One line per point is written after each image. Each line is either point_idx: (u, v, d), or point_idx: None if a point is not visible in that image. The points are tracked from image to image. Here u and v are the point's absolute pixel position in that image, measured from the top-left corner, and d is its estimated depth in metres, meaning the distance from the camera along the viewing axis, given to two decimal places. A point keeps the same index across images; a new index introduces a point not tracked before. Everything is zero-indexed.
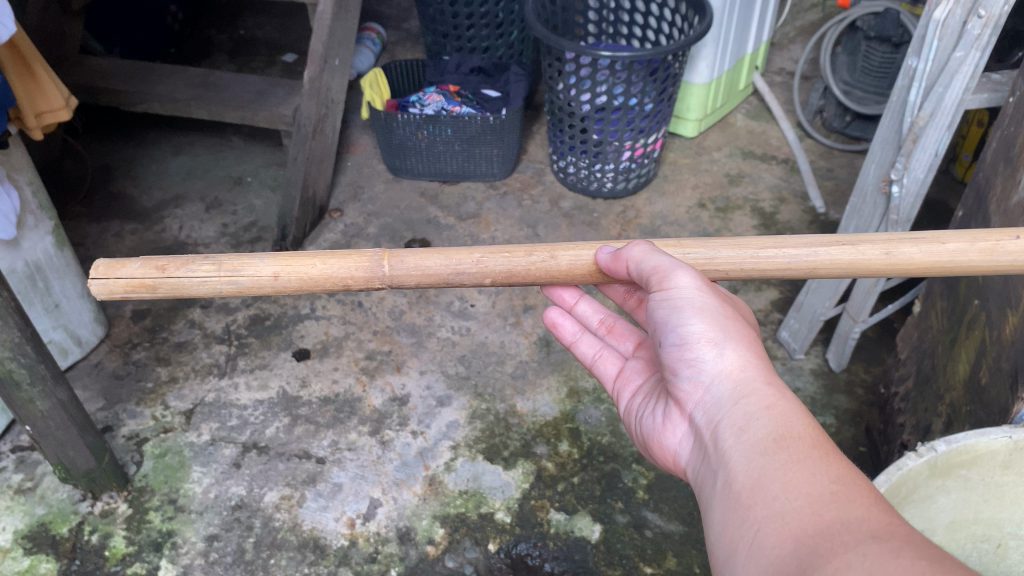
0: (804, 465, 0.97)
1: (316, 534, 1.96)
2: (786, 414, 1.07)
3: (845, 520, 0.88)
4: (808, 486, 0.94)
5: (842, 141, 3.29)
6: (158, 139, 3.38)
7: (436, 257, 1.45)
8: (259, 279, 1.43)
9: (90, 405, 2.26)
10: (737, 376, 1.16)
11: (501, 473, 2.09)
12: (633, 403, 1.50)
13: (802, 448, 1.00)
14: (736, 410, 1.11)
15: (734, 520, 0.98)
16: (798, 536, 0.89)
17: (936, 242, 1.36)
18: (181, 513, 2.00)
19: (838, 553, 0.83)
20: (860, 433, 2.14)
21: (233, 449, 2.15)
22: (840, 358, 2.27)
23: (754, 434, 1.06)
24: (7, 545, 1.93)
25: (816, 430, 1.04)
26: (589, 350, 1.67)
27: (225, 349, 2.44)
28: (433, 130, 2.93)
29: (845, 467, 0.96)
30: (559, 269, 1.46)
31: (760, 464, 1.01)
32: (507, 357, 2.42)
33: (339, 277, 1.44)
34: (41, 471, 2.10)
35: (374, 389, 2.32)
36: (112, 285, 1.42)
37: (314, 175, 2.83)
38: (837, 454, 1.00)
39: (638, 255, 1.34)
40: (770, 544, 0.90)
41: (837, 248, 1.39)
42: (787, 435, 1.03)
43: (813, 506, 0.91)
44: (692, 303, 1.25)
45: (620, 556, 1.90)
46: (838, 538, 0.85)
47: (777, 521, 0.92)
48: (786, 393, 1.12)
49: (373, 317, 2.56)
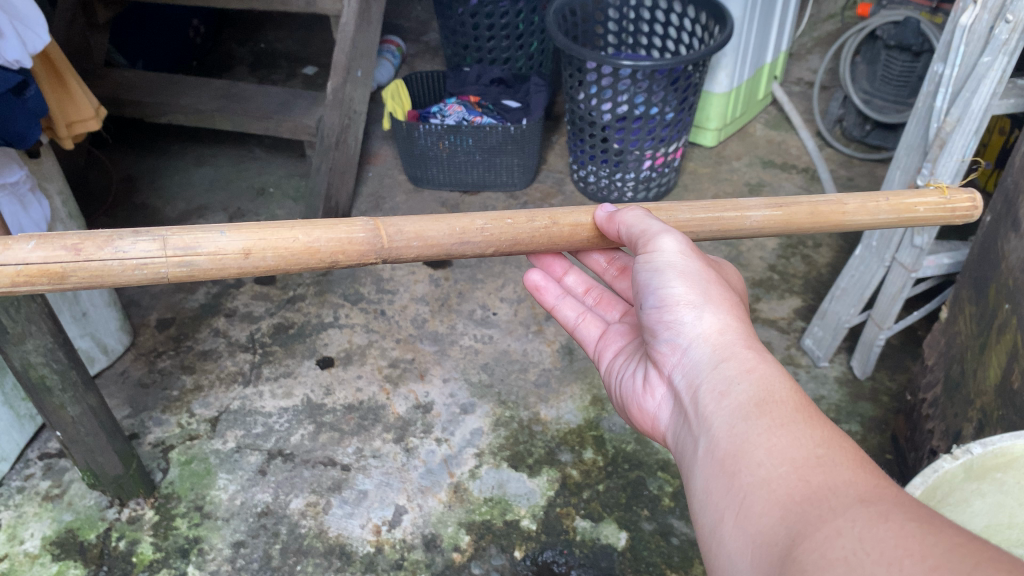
0: (788, 429, 0.93)
1: (342, 541, 1.96)
2: (766, 377, 1.04)
3: (834, 485, 0.83)
4: (793, 451, 0.90)
5: (862, 150, 3.30)
6: (181, 150, 3.42)
7: (437, 227, 1.41)
8: (222, 255, 1.27)
9: (117, 412, 2.28)
10: (715, 339, 1.15)
11: (526, 480, 2.09)
12: (614, 362, 1.52)
13: (786, 413, 0.96)
14: (717, 375, 1.09)
15: (719, 487, 0.95)
16: (785, 503, 0.85)
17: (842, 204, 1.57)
18: (207, 520, 2.01)
19: (828, 519, 0.79)
20: (887, 440, 2.13)
21: (258, 456, 2.16)
22: (865, 366, 2.27)
23: (733, 399, 1.03)
24: (35, 551, 1.94)
25: (796, 393, 1.01)
26: (572, 313, 1.68)
27: (250, 357, 2.46)
28: (455, 140, 2.95)
29: (831, 431, 0.92)
30: (561, 232, 1.50)
31: (741, 429, 0.98)
32: (531, 365, 2.43)
33: (327, 251, 1.33)
34: (69, 477, 2.11)
35: (398, 396, 2.33)
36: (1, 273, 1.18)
37: (337, 185, 2.85)
38: (820, 418, 0.96)
39: (632, 220, 1.41)
40: (757, 512, 0.87)
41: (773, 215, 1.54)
42: (769, 399, 1.00)
43: (800, 472, 0.87)
44: (674, 267, 1.27)
45: (646, 563, 1.90)
46: (826, 504, 0.81)
47: (764, 487, 0.88)
48: (765, 356, 1.10)
49: (396, 325, 2.57)
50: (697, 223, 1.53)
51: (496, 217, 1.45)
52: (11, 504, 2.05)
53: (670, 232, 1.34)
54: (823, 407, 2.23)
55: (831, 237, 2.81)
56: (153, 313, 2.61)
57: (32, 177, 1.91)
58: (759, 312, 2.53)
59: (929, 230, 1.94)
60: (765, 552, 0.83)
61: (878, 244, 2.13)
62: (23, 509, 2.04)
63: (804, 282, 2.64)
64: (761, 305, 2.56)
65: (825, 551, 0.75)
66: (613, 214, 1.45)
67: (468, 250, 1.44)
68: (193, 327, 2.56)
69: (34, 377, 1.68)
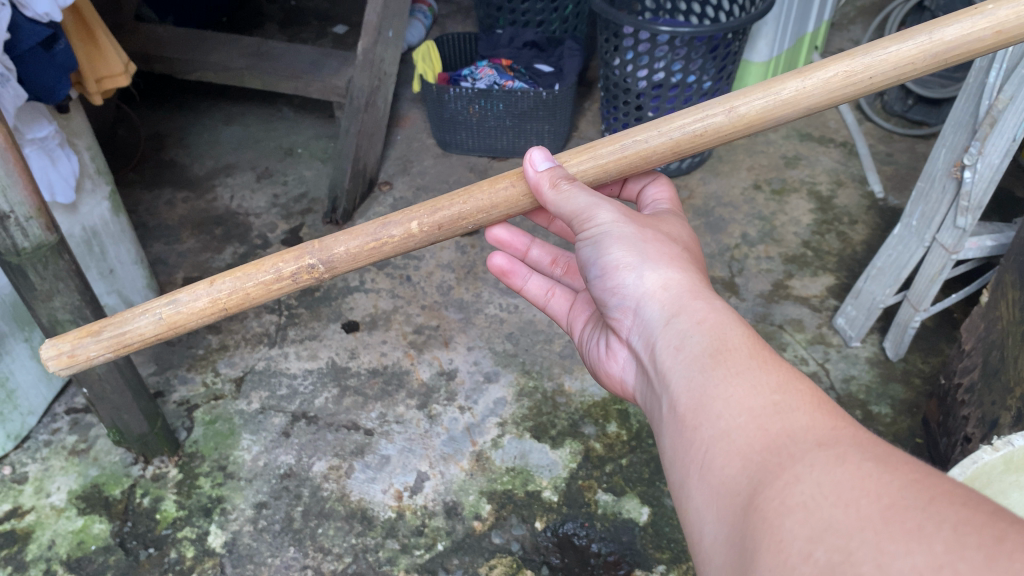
0: (744, 378, 0.90)
1: (364, 505, 1.96)
2: (719, 325, 1.01)
3: (791, 430, 0.80)
4: (749, 400, 0.87)
5: (902, 125, 3.21)
6: (210, 108, 3.40)
7: (367, 224, 1.41)
8: (193, 293, 1.35)
9: (143, 370, 2.29)
10: (668, 290, 1.12)
11: (549, 452, 2.07)
12: (584, 332, 1.52)
13: (741, 359, 0.93)
14: (671, 330, 1.06)
15: (683, 445, 0.91)
16: (745, 454, 0.81)
17: (847, 60, 1.32)
18: (230, 480, 2.02)
19: (787, 466, 0.76)
20: (917, 424, 2.10)
21: (282, 418, 2.16)
22: (898, 348, 2.22)
23: (691, 350, 1.00)
24: (61, 505, 1.96)
25: (751, 337, 0.98)
26: (540, 290, 1.68)
27: (275, 319, 2.45)
28: (485, 104, 2.90)
29: (786, 374, 0.89)
30: (484, 196, 1.41)
31: (700, 381, 0.95)
32: (557, 336, 2.40)
33: (270, 267, 1.36)
34: (95, 433, 2.13)
35: (422, 363, 2.32)
36: (61, 345, 1.36)
37: (365, 147, 2.82)
38: (774, 360, 0.93)
39: (553, 199, 1.33)
40: (718, 466, 0.83)
41: (749, 102, 1.35)
42: (723, 348, 0.97)
43: (756, 421, 0.84)
44: (611, 234, 1.24)
45: (668, 539, 1.88)
46: (785, 450, 0.78)
47: (723, 440, 0.85)
48: (716, 302, 1.07)
49: (422, 292, 2.56)
50: (657, 150, 1.39)
51: (431, 207, 1.40)
52: (39, 458, 2.07)
53: (599, 198, 1.28)
54: (853, 388, 2.19)
55: (867, 214, 2.75)
56: (179, 272, 2.61)
57: (61, 132, 1.90)
58: (790, 290, 2.49)
59: (973, 211, 1.89)
60: (727, 506, 0.80)
61: (917, 224, 2.08)
62: (50, 463, 2.06)
63: (838, 259, 2.59)
64: (793, 282, 2.52)
65: (785, 499, 0.72)
66: (542, 173, 1.35)
67: (396, 237, 1.39)
68: None
69: None
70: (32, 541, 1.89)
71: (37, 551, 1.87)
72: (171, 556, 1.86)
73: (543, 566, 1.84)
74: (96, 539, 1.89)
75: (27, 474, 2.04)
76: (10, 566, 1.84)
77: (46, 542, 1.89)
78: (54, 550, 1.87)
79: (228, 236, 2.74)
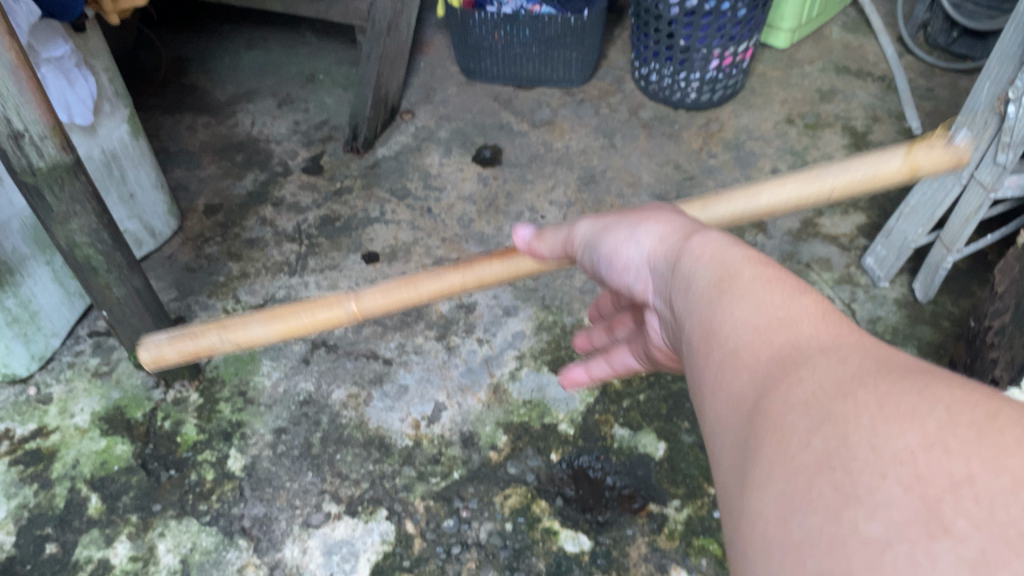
0: (750, 300, 0.79)
1: (382, 433, 1.97)
2: (719, 251, 0.90)
3: (797, 344, 0.71)
4: (756, 321, 0.76)
5: (944, 59, 3.09)
6: (232, 32, 3.34)
7: (401, 284, 1.38)
8: (252, 333, 1.35)
9: (164, 295, 2.30)
10: (669, 238, 1.01)
11: (566, 386, 2.06)
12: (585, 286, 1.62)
13: (746, 278, 0.82)
14: (678, 270, 0.95)
15: (700, 384, 0.80)
16: (758, 378, 0.71)
17: (813, 175, 1.35)
18: (250, 405, 2.04)
19: (797, 382, 0.66)
20: (944, 367, 2.06)
21: (302, 346, 2.17)
22: (928, 289, 2.17)
23: (696, 282, 0.89)
24: (85, 426, 1.99)
25: (752, 257, 0.87)
26: None
27: (296, 248, 2.44)
28: (512, 30, 2.82)
29: (788, 291, 0.79)
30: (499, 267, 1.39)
31: (707, 310, 0.84)
32: (578, 272, 2.37)
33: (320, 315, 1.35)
34: (117, 357, 2.15)
35: (441, 295, 2.30)
36: (165, 352, 1.36)
37: (387, 74, 2.76)
38: (779, 275, 0.82)
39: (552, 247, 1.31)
40: (731, 397, 0.73)
41: (716, 209, 1.38)
42: (727, 273, 0.85)
43: (766, 345, 0.73)
44: (599, 233, 1.15)
45: (683, 475, 1.88)
46: (793, 368, 0.68)
47: (735, 367, 0.75)
48: (713, 230, 0.96)
49: (442, 224, 2.52)
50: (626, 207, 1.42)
51: (462, 272, 1.39)
52: (63, 379, 2.10)
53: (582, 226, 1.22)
54: (879, 330, 2.16)
55: None
56: (200, 199, 2.60)
57: (77, 52, 1.86)
58: (820, 228, 2.43)
59: (1015, 148, 1.80)
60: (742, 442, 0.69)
61: None
62: (74, 384, 2.09)
63: (870, 198, 2.52)
64: (823, 220, 2.46)
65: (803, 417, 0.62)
66: (530, 241, 1.37)
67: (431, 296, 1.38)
68: (239, 214, 2.55)
69: (80, 258, 1.66)
70: (57, 460, 1.93)
71: (62, 470, 1.90)
72: (192, 478, 1.89)
73: (557, 497, 1.84)
74: (119, 460, 1.92)
75: (51, 394, 2.07)
76: (36, 484, 1.88)
77: (70, 461, 1.92)
78: (78, 469, 1.91)
79: (249, 164, 2.72)
